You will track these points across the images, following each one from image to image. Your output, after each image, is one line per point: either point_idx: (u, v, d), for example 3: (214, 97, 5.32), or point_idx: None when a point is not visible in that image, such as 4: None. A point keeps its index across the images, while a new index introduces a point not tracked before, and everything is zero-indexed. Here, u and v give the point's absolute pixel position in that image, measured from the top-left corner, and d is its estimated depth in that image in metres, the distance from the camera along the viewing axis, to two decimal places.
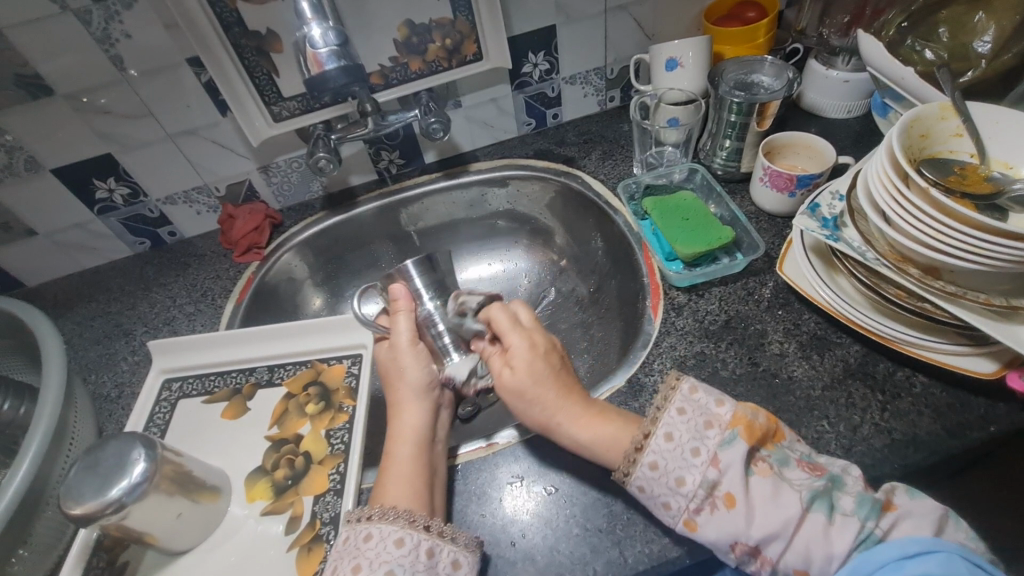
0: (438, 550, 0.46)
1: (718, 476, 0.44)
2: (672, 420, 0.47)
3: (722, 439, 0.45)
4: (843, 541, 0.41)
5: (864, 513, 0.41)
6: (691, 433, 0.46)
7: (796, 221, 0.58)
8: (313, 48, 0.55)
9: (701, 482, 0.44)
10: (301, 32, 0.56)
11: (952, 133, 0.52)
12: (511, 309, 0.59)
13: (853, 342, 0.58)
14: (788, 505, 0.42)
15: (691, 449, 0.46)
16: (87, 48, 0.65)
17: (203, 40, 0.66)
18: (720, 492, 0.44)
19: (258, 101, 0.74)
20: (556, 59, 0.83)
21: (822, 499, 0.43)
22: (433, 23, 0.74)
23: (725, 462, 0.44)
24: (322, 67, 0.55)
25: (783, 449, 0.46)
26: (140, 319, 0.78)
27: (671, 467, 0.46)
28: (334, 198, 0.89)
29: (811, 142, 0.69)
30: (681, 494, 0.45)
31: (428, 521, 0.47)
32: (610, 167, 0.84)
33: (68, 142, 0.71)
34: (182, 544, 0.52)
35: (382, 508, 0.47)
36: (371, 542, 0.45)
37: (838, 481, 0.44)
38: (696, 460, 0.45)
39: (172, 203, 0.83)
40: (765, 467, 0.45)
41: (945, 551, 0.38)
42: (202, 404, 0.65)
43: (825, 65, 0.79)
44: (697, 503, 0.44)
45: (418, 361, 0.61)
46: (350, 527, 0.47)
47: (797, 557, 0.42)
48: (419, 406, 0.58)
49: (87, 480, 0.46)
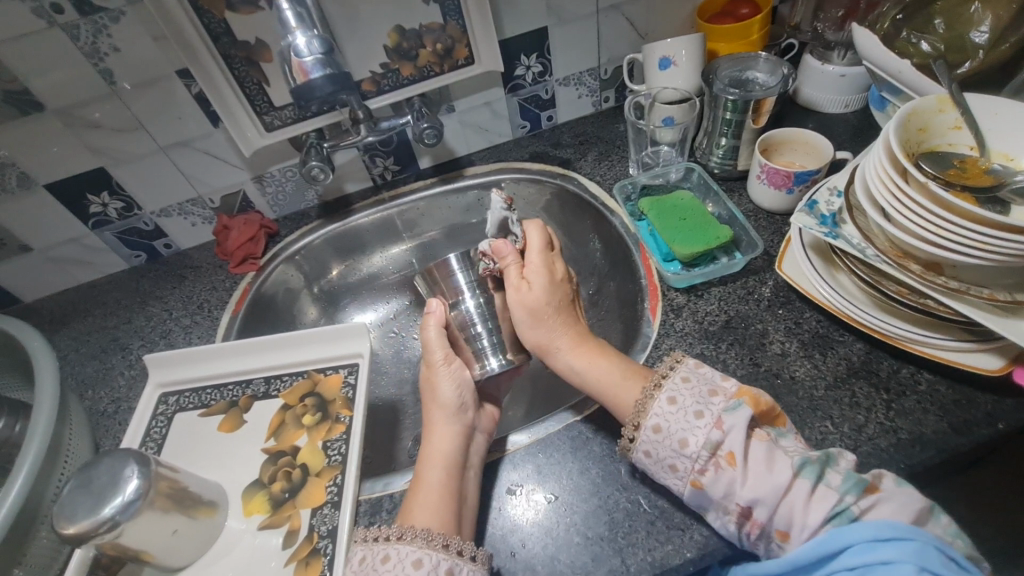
0: (457, 570, 0.45)
1: (721, 437, 0.44)
2: (662, 411, 0.47)
3: (727, 405, 0.45)
4: (818, 513, 0.40)
5: (846, 487, 0.40)
6: (695, 398, 0.47)
7: (794, 219, 0.57)
8: (298, 56, 0.55)
9: (704, 442, 0.44)
10: (285, 41, 0.56)
11: (951, 126, 0.51)
12: (545, 231, 0.65)
13: (856, 340, 0.57)
14: (780, 470, 0.41)
15: (694, 412, 0.46)
16: (77, 62, 0.64)
17: (192, 51, 0.66)
18: (723, 451, 0.43)
19: (250, 111, 0.74)
20: (549, 61, 0.82)
21: (812, 466, 0.41)
22: (423, 29, 0.73)
23: (728, 424, 0.44)
24: (308, 76, 0.55)
25: (782, 428, 0.46)
26: (137, 332, 0.77)
27: (673, 428, 0.46)
28: (329, 207, 0.88)
29: (807, 138, 0.68)
30: (685, 455, 0.45)
31: (448, 540, 0.46)
32: (605, 168, 0.84)
33: (62, 157, 0.71)
34: (180, 560, 0.52)
35: (401, 529, 0.47)
36: (389, 564, 0.45)
37: (831, 457, 0.42)
38: (699, 422, 0.45)
39: (167, 216, 0.82)
40: (763, 434, 0.44)
41: (920, 541, 0.36)
42: (200, 417, 0.64)
43: (821, 60, 0.78)
44: (701, 463, 0.44)
45: (450, 381, 0.59)
46: (366, 547, 0.47)
47: (783, 519, 0.41)
48: (456, 428, 0.56)
49: (79, 499, 0.45)
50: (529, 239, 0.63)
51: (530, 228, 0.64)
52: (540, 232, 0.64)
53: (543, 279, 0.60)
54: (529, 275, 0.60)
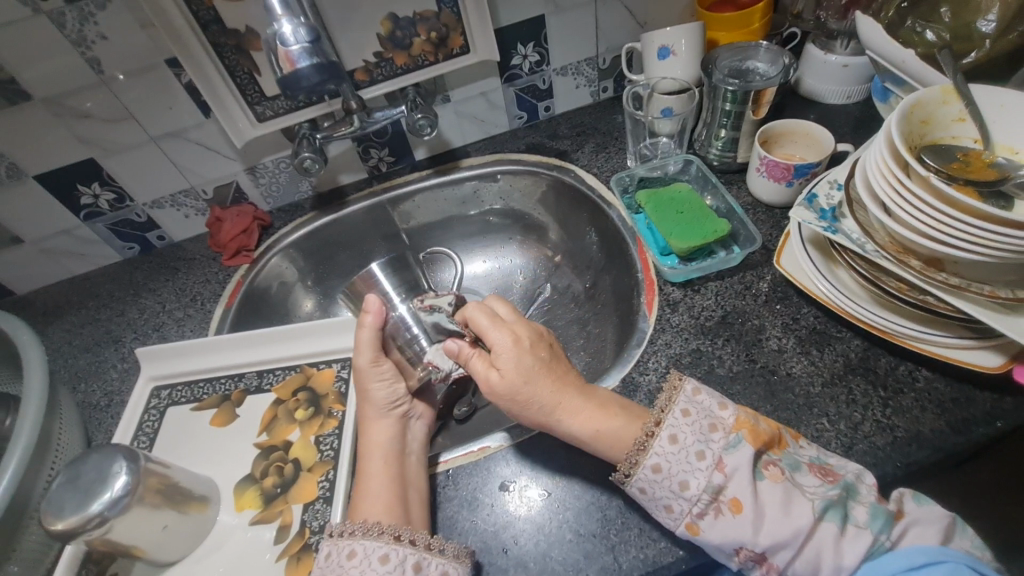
0: (425, 564, 0.45)
1: (723, 480, 0.43)
2: (662, 450, 0.45)
3: (727, 443, 0.45)
4: (853, 552, 0.41)
5: (877, 526, 0.41)
6: (696, 435, 0.46)
7: (793, 213, 0.56)
8: (284, 45, 0.53)
9: (706, 486, 0.43)
10: (270, 28, 0.54)
11: (954, 118, 0.50)
12: (487, 305, 0.56)
13: (854, 336, 0.56)
14: (799, 514, 0.42)
15: (695, 452, 0.45)
16: (64, 51, 0.63)
17: (180, 39, 0.65)
18: (725, 497, 0.43)
19: (241, 101, 0.73)
20: (546, 50, 0.81)
21: (836, 508, 0.42)
22: (417, 17, 0.72)
23: (730, 467, 0.44)
24: (295, 66, 0.53)
25: (791, 453, 0.46)
26: (129, 325, 0.77)
27: (673, 469, 0.45)
28: (323, 198, 0.87)
29: (808, 130, 0.67)
30: (685, 498, 0.44)
31: (413, 535, 0.46)
32: (603, 160, 0.82)
33: (51, 148, 0.70)
34: (170, 555, 0.52)
35: (364, 524, 0.47)
36: (355, 559, 0.45)
37: (852, 490, 0.43)
38: (701, 464, 0.44)
39: (160, 207, 0.81)
40: (777, 472, 0.44)
41: (951, 562, 0.38)
42: (192, 411, 0.64)
43: (823, 50, 0.76)
44: (701, 507, 0.43)
45: (383, 381, 0.58)
46: (332, 543, 0.47)
47: (805, 565, 0.41)
48: (384, 423, 0.57)
49: (68, 494, 0.45)
50: (475, 321, 0.55)
51: (473, 309, 0.55)
52: (508, 335, 0.52)
53: (511, 356, 0.51)
54: (497, 361, 0.52)
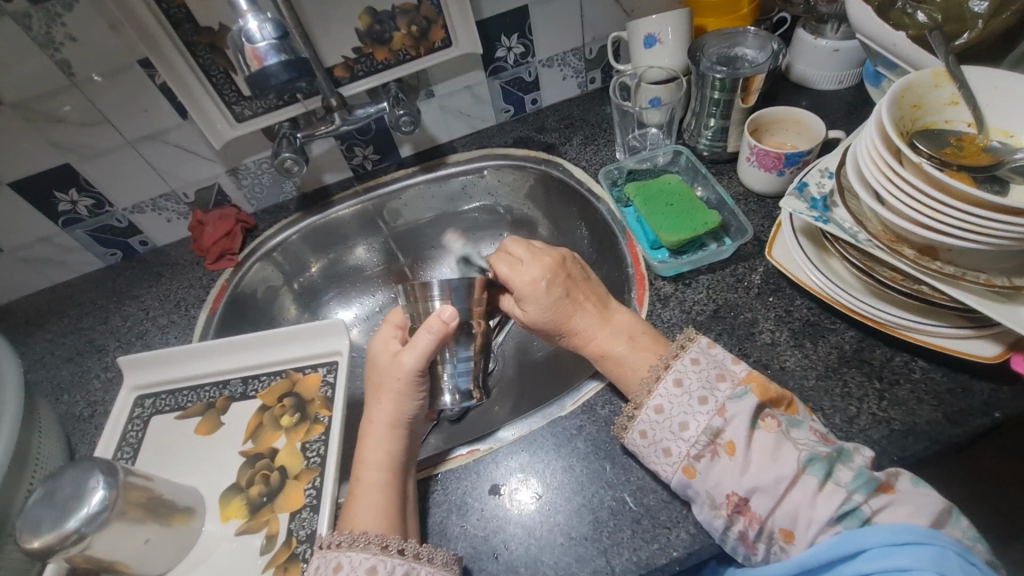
0: (414, 573, 0.44)
1: (722, 424, 0.44)
2: (666, 392, 0.47)
3: (733, 393, 0.45)
4: (828, 508, 0.39)
5: (856, 486, 0.39)
6: (702, 382, 0.46)
7: (784, 203, 0.54)
8: (251, 42, 0.51)
9: (705, 428, 0.44)
10: (237, 25, 0.52)
11: (947, 101, 0.48)
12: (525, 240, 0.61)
13: (848, 328, 0.55)
14: (785, 463, 0.41)
15: (697, 397, 0.46)
16: (32, 54, 0.61)
17: (152, 40, 0.63)
18: (723, 440, 0.44)
19: (218, 100, 0.71)
20: (531, 41, 0.79)
21: (822, 463, 0.40)
22: (396, 10, 0.70)
23: (731, 413, 0.44)
24: (263, 62, 0.51)
25: (797, 416, 0.45)
26: (113, 333, 0.75)
27: (675, 411, 0.46)
28: (308, 198, 0.85)
29: (799, 117, 0.65)
30: (683, 439, 0.45)
31: (402, 545, 0.45)
32: (591, 152, 0.81)
33: (24, 153, 0.69)
34: (154, 569, 0.51)
35: (351, 535, 0.45)
36: (342, 573, 0.43)
37: (845, 454, 0.41)
38: (703, 408, 0.45)
39: (141, 212, 0.80)
40: (773, 424, 0.43)
41: (937, 545, 0.36)
42: (176, 420, 0.63)
43: (814, 34, 0.75)
44: (699, 448, 0.44)
45: (410, 398, 0.54)
46: (322, 555, 0.45)
47: (786, 516, 0.41)
48: (399, 434, 0.53)
49: (44, 511, 0.44)
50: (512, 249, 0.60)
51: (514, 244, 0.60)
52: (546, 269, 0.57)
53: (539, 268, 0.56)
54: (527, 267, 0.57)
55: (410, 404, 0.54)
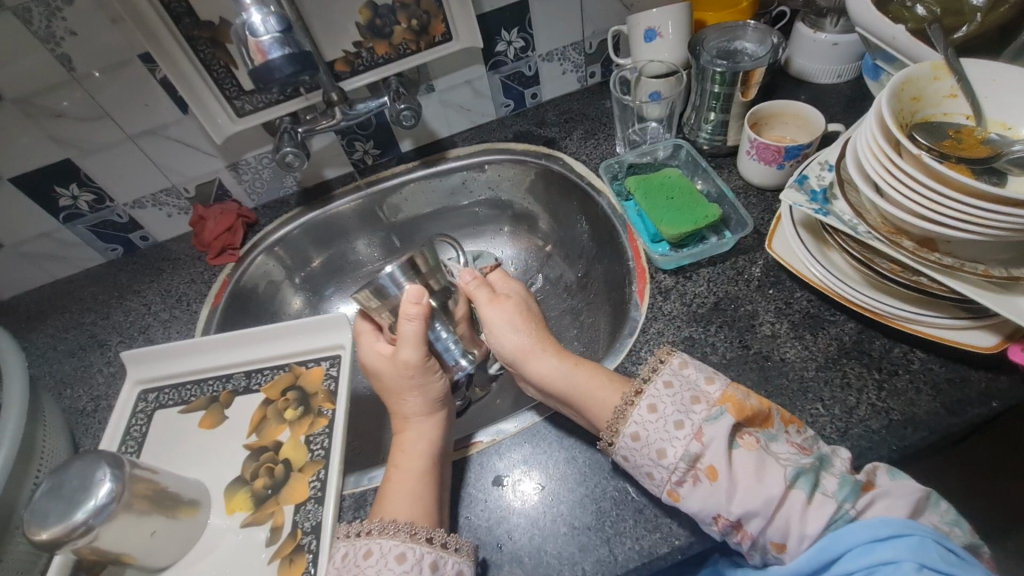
0: (442, 563, 0.44)
1: (700, 449, 0.43)
2: (642, 419, 0.46)
3: (708, 414, 0.45)
4: (817, 521, 0.40)
5: (844, 494, 0.40)
6: (676, 406, 0.46)
7: (784, 195, 0.55)
8: (255, 36, 0.51)
9: (683, 454, 0.44)
10: (241, 19, 0.52)
11: (946, 94, 0.48)
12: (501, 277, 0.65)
13: (847, 319, 0.56)
14: (772, 483, 0.41)
15: (673, 422, 0.45)
16: (32, 48, 0.61)
17: (152, 34, 0.63)
18: (702, 465, 0.43)
19: (219, 95, 0.71)
20: (531, 36, 0.79)
21: (808, 476, 0.41)
22: (397, 4, 0.70)
23: (709, 437, 0.43)
24: (266, 56, 0.51)
25: (773, 430, 0.45)
26: (115, 328, 0.75)
27: (652, 438, 0.45)
28: (309, 193, 0.86)
29: (799, 111, 0.66)
30: (662, 466, 0.44)
31: (430, 533, 0.45)
32: (592, 147, 0.81)
33: (25, 148, 0.69)
34: (161, 560, 0.51)
35: (382, 522, 0.46)
36: (371, 559, 0.44)
37: (825, 461, 0.42)
38: (679, 433, 0.44)
39: (141, 207, 0.80)
40: (752, 441, 0.43)
41: (917, 535, 0.38)
42: (180, 413, 0.63)
43: (813, 28, 0.75)
44: (679, 475, 0.43)
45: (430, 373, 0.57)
46: (348, 543, 0.46)
47: (777, 532, 0.41)
48: (436, 422, 0.56)
49: (51, 504, 0.44)
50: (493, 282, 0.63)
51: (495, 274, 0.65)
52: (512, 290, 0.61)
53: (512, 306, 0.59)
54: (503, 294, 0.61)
55: (432, 386, 0.57)
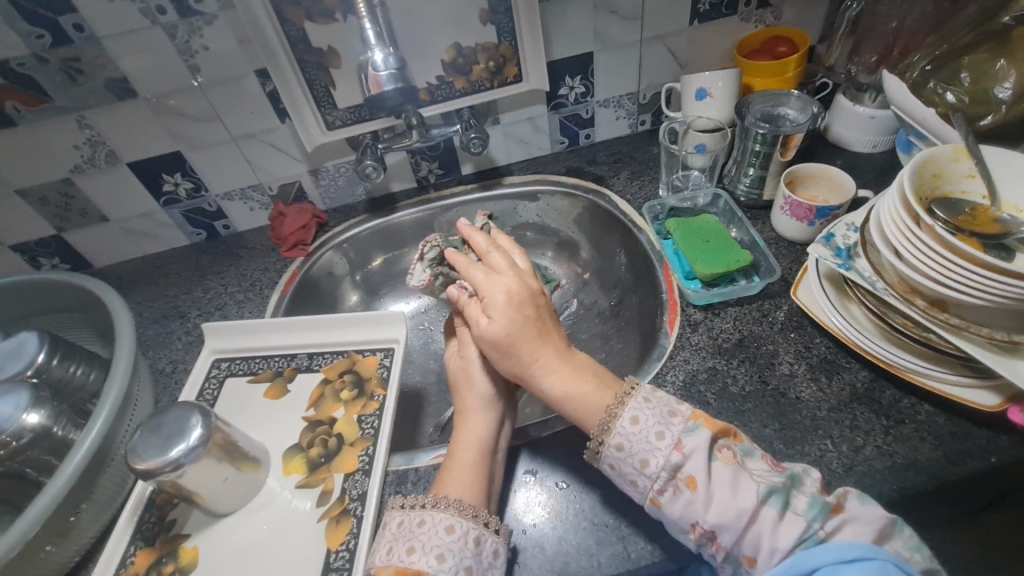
0: (483, 539, 0.50)
1: (682, 459, 0.46)
2: (625, 431, 0.49)
3: (686, 427, 0.48)
4: (788, 536, 0.43)
5: (813, 514, 0.43)
6: (657, 419, 0.49)
7: (811, 249, 0.61)
8: (375, 69, 0.61)
9: (665, 465, 0.47)
10: (364, 55, 0.61)
11: (965, 174, 0.54)
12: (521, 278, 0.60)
13: (862, 368, 0.61)
14: (744, 498, 0.44)
15: (656, 433, 0.48)
16: (171, 57, 0.72)
17: (272, 55, 0.74)
18: (683, 474, 0.46)
19: (315, 110, 0.81)
20: (592, 83, 0.88)
21: (779, 494, 0.45)
22: (479, 47, 0.79)
23: (688, 447, 0.47)
24: (381, 87, 0.62)
25: (746, 444, 0.49)
26: (195, 303, 0.85)
27: (635, 448, 0.48)
28: (375, 202, 0.95)
29: (832, 174, 0.71)
30: (645, 475, 0.48)
31: (476, 512, 0.51)
32: (637, 187, 0.89)
33: (146, 138, 0.79)
34: (225, 507, 0.58)
35: (435, 498, 0.52)
36: (424, 527, 0.50)
37: (797, 479, 0.46)
38: (660, 444, 0.47)
39: (230, 199, 0.90)
40: (729, 456, 0.47)
41: (880, 559, 0.39)
42: (247, 383, 0.71)
43: (853, 101, 0.82)
44: (661, 484, 0.47)
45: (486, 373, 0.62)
46: (403, 513, 0.52)
47: (750, 544, 0.44)
48: (488, 417, 0.59)
49: (150, 441, 0.52)
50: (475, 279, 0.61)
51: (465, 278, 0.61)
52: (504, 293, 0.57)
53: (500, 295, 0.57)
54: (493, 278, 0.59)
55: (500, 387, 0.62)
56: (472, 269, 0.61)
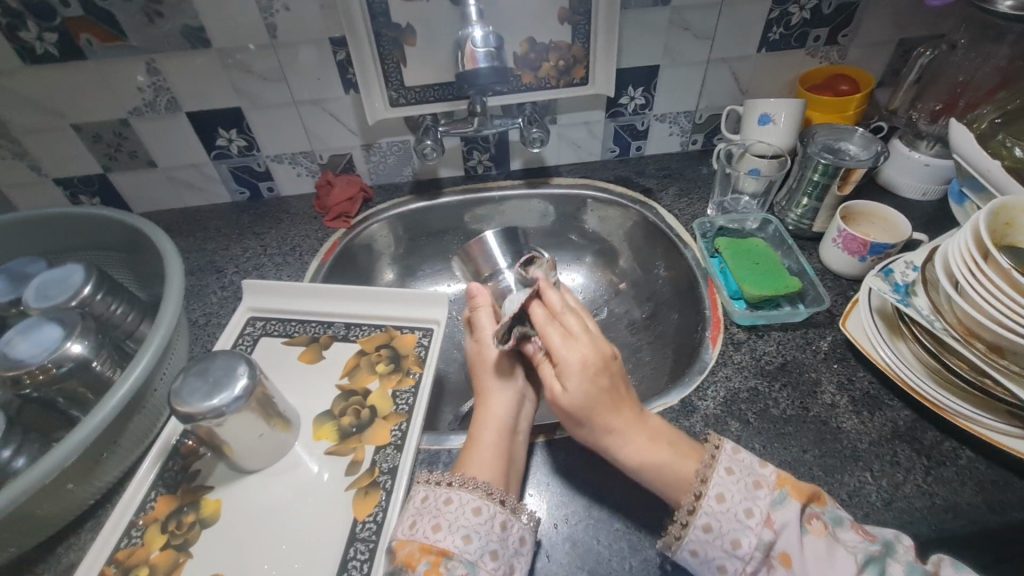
0: (510, 524, 0.49)
1: (773, 536, 0.45)
2: (711, 509, 0.47)
3: (773, 499, 0.46)
4: None
5: None
6: (742, 494, 0.47)
7: (868, 281, 0.61)
8: (472, 45, 0.65)
9: (757, 544, 0.45)
10: (464, 30, 0.66)
11: None
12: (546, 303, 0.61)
13: (904, 407, 0.60)
14: (843, 569, 0.43)
15: (743, 510, 0.46)
16: (251, 13, 0.72)
17: (352, 25, 0.74)
18: (776, 552, 0.45)
19: (383, 85, 0.81)
20: (653, 96, 0.89)
21: (876, 563, 0.43)
22: (552, 45, 0.80)
23: (777, 523, 0.45)
24: (475, 64, 0.65)
25: (833, 509, 0.47)
26: (232, 259, 0.85)
27: (724, 529, 0.46)
28: (421, 185, 0.95)
29: (887, 214, 0.72)
30: (736, 557, 0.46)
31: (503, 496, 0.50)
32: (684, 204, 0.89)
33: (210, 90, 0.79)
34: (253, 463, 0.57)
35: (462, 477, 0.51)
36: (451, 506, 0.49)
37: (891, 548, 0.44)
38: (750, 522, 0.46)
39: (279, 162, 0.90)
40: (820, 526, 0.45)
41: None
42: (282, 344, 0.70)
43: (909, 146, 0.83)
44: (755, 566, 0.45)
45: (504, 352, 0.63)
46: (428, 489, 0.51)
47: None
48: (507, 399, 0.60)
49: (196, 385, 0.51)
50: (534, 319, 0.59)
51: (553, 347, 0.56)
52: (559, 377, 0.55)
53: (578, 377, 0.53)
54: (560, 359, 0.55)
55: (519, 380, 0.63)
56: (549, 326, 0.58)
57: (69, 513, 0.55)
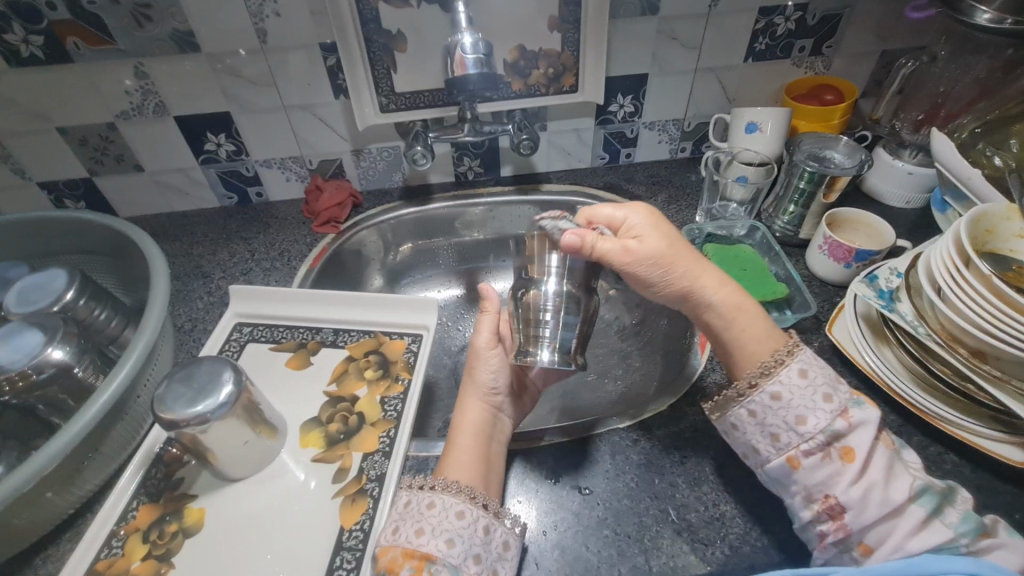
0: (493, 529, 0.49)
1: (844, 430, 0.49)
2: (790, 381, 0.51)
3: (854, 400, 0.51)
4: (923, 540, 0.45)
5: (964, 527, 0.45)
6: (825, 380, 0.51)
7: (853, 286, 0.62)
8: (462, 52, 0.65)
9: (825, 428, 0.49)
10: (454, 37, 0.66)
11: (1015, 234, 0.55)
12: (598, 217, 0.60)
13: (890, 412, 0.61)
14: (897, 490, 0.47)
15: (822, 394, 0.50)
16: (241, 18, 0.72)
17: (343, 31, 0.74)
18: (840, 445, 0.49)
19: (373, 91, 0.81)
20: (642, 104, 0.90)
21: (933, 496, 0.47)
22: (542, 52, 0.80)
23: (855, 418, 0.49)
24: (465, 70, 0.65)
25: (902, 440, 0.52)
26: (219, 265, 0.84)
27: (795, 403, 0.51)
28: (411, 191, 0.95)
29: (871, 221, 0.73)
30: (797, 432, 0.50)
31: (486, 500, 0.50)
32: (673, 211, 0.90)
33: (199, 95, 0.79)
34: (237, 472, 0.56)
35: (445, 481, 0.51)
36: (434, 511, 0.48)
37: (951, 495, 0.48)
38: (826, 406, 0.50)
39: (268, 167, 0.90)
40: (889, 443, 0.50)
41: None
42: (269, 350, 0.69)
43: (893, 155, 0.84)
44: (813, 446, 0.49)
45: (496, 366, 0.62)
46: (409, 493, 0.51)
47: (876, 533, 0.47)
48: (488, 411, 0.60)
49: (180, 392, 0.51)
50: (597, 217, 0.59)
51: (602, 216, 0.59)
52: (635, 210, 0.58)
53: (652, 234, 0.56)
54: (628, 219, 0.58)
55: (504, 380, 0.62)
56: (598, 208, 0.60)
57: (47, 523, 0.54)
